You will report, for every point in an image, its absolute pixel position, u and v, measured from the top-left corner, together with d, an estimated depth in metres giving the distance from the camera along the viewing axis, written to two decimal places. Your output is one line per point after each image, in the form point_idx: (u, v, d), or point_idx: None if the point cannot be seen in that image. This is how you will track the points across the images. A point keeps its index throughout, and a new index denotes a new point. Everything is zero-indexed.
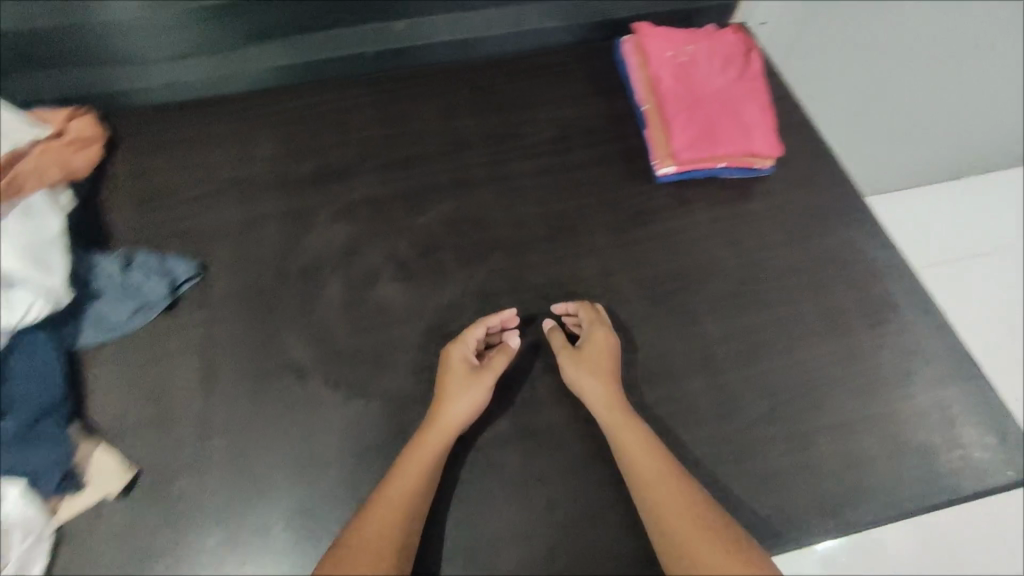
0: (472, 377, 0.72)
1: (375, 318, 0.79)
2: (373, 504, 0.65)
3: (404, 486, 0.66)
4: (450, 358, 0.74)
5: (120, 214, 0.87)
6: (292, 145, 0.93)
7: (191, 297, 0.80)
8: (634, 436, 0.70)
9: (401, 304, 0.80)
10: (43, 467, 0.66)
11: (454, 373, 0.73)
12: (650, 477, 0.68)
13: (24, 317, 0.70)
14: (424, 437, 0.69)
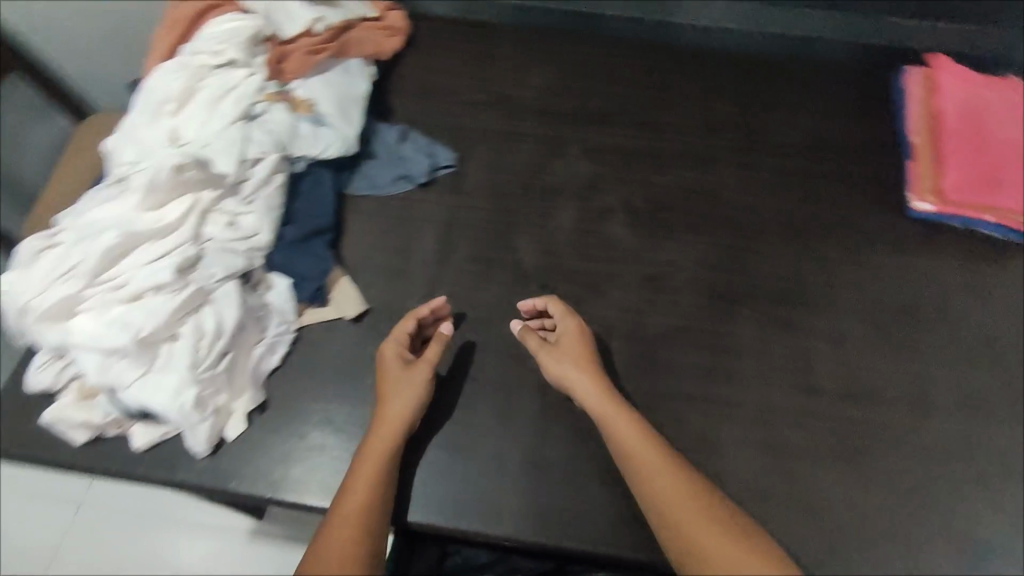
0: (405, 372, 0.70)
1: (602, 248, 0.87)
2: (341, 506, 0.61)
3: (364, 483, 0.63)
4: (384, 354, 0.71)
5: (403, 97, 0.98)
6: (559, 82, 1.01)
7: (445, 182, 0.90)
8: (611, 419, 0.67)
9: (627, 241, 0.87)
10: (307, 274, 0.77)
11: (389, 370, 0.70)
12: (646, 480, 0.64)
13: (322, 152, 0.82)
14: (375, 439, 0.66)
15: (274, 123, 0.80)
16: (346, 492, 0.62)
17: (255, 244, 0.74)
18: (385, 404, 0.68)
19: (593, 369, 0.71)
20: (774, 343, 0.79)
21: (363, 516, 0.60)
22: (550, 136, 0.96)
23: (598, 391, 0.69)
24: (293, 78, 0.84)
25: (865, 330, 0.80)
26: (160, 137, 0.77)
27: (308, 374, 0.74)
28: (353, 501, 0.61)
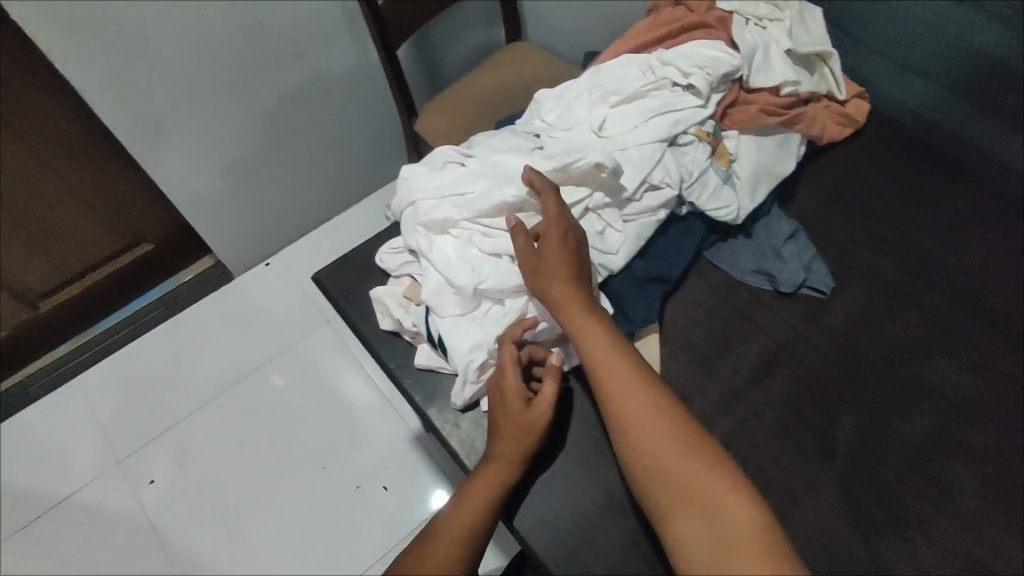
0: (528, 415, 0.65)
1: (938, 487, 0.67)
2: (440, 530, 0.62)
3: (469, 513, 0.63)
4: (505, 385, 0.66)
5: (814, 191, 0.88)
6: (1004, 273, 0.80)
7: (803, 302, 0.79)
8: (584, 336, 0.64)
9: (974, 501, 0.67)
10: (627, 313, 0.75)
11: (508, 408, 0.66)
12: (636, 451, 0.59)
13: (715, 207, 0.77)
14: (477, 478, 0.65)
15: (691, 161, 0.77)
16: (450, 512, 0.63)
17: (608, 264, 0.73)
18: (498, 439, 0.66)
19: (571, 274, 0.66)
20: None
21: (462, 547, 0.61)
22: (950, 324, 0.78)
23: (570, 298, 0.65)
24: (732, 126, 0.81)
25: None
26: (592, 120, 0.79)
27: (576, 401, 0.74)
28: (455, 526, 0.62)
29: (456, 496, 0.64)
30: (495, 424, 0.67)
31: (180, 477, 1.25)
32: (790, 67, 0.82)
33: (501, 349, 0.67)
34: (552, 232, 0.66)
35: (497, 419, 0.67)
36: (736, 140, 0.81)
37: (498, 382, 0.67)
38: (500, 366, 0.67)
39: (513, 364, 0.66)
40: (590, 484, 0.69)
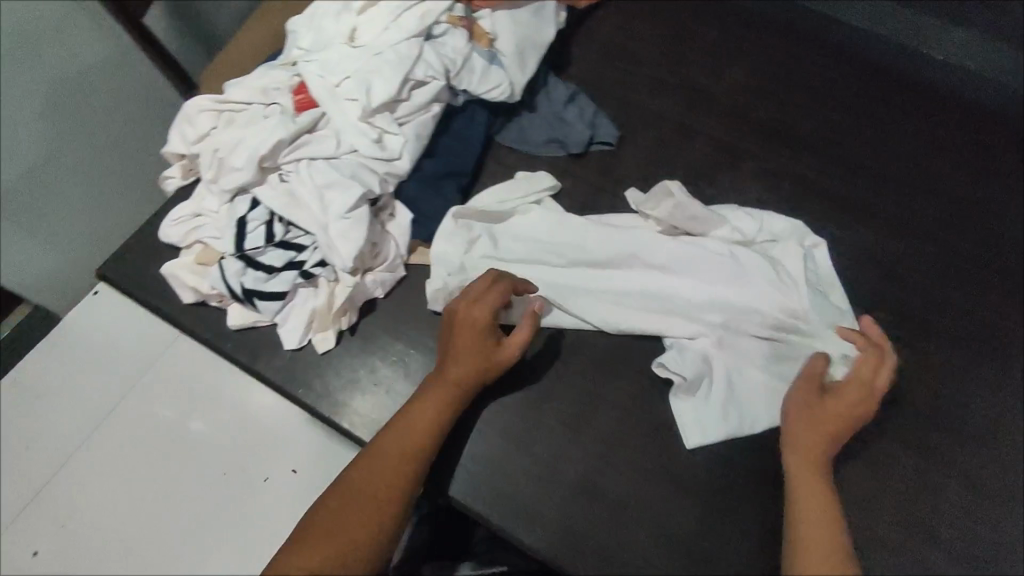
0: (830, 401, 0.61)
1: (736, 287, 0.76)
2: (380, 451, 0.60)
3: (418, 433, 0.61)
4: (469, 312, 0.64)
5: (586, 52, 0.90)
6: (763, 84, 0.88)
7: (596, 157, 0.83)
8: (805, 459, 0.60)
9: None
10: (428, 214, 0.75)
11: (813, 410, 0.61)
12: (796, 442, 0.61)
13: (487, 91, 0.78)
14: (428, 400, 0.63)
15: (451, 49, 0.76)
16: (397, 432, 0.62)
17: (394, 170, 0.72)
18: (452, 360, 0.64)
19: (855, 412, 0.61)
20: (902, 463, 0.68)
21: (410, 472, 0.60)
22: (730, 143, 0.84)
23: (828, 427, 0.60)
24: (482, 6, 0.80)
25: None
26: (341, 33, 0.76)
27: (409, 313, 0.74)
28: (399, 449, 0.61)
29: (408, 415, 0.63)
30: (449, 339, 0.65)
31: (17, 535, 0.70)
32: None
33: (500, 277, 0.67)
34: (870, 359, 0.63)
35: (453, 328, 0.65)
36: (492, 17, 0.81)
37: (462, 306, 0.65)
38: (485, 282, 0.66)
39: (490, 308, 0.64)
40: None
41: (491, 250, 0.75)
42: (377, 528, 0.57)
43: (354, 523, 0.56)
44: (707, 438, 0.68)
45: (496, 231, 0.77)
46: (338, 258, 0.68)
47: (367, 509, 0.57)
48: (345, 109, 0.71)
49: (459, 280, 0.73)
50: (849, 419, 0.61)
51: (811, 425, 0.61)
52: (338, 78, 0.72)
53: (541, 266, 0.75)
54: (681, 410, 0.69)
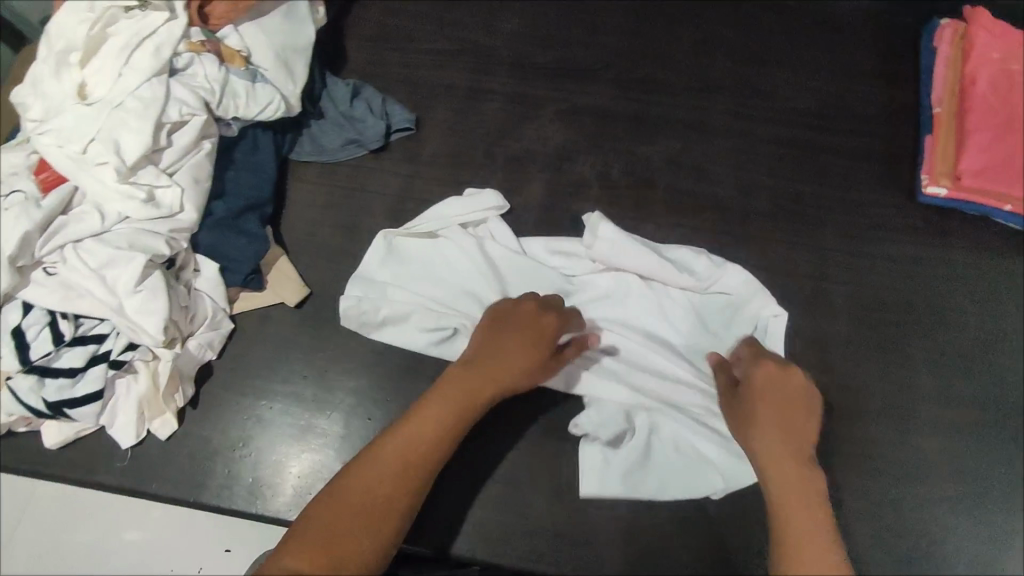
0: (783, 418, 0.55)
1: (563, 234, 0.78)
2: (355, 472, 0.52)
3: (443, 416, 0.57)
4: (525, 311, 0.63)
5: (359, 43, 0.87)
6: (540, 28, 0.88)
7: (399, 146, 0.81)
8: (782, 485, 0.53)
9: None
10: (236, 258, 0.69)
11: (753, 425, 0.56)
12: (750, 436, 0.56)
13: (260, 113, 0.73)
14: (451, 400, 0.57)
15: (204, 78, 0.69)
16: (424, 412, 0.57)
17: (179, 225, 0.66)
18: (498, 353, 0.60)
19: (783, 418, 0.55)
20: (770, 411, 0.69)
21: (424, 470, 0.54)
22: (523, 94, 0.84)
23: (777, 438, 0.55)
24: (221, 23, 0.72)
25: (860, 327, 0.73)
26: (66, 91, 0.65)
27: (248, 366, 0.70)
28: (421, 433, 0.56)
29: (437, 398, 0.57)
30: (501, 327, 0.62)
31: None
32: None
33: (551, 290, 0.66)
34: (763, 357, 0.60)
35: (505, 320, 0.62)
36: (238, 33, 0.74)
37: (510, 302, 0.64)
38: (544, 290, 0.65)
39: (560, 323, 0.63)
40: (300, 426, 0.68)
41: (402, 268, 0.72)
42: (385, 535, 0.51)
43: (356, 534, 0.49)
44: (606, 489, 0.67)
45: (409, 255, 0.72)
46: (145, 337, 0.62)
47: (372, 518, 0.50)
48: (100, 176, 0.63)
49: (372, 303, 0.69)
50: (806, 404, 0.57)
51: (766, 420, 0.56)
52: (81, 144, 0.63)
53: (448, 290, 0.71)
54: (587, 454, 0.67)
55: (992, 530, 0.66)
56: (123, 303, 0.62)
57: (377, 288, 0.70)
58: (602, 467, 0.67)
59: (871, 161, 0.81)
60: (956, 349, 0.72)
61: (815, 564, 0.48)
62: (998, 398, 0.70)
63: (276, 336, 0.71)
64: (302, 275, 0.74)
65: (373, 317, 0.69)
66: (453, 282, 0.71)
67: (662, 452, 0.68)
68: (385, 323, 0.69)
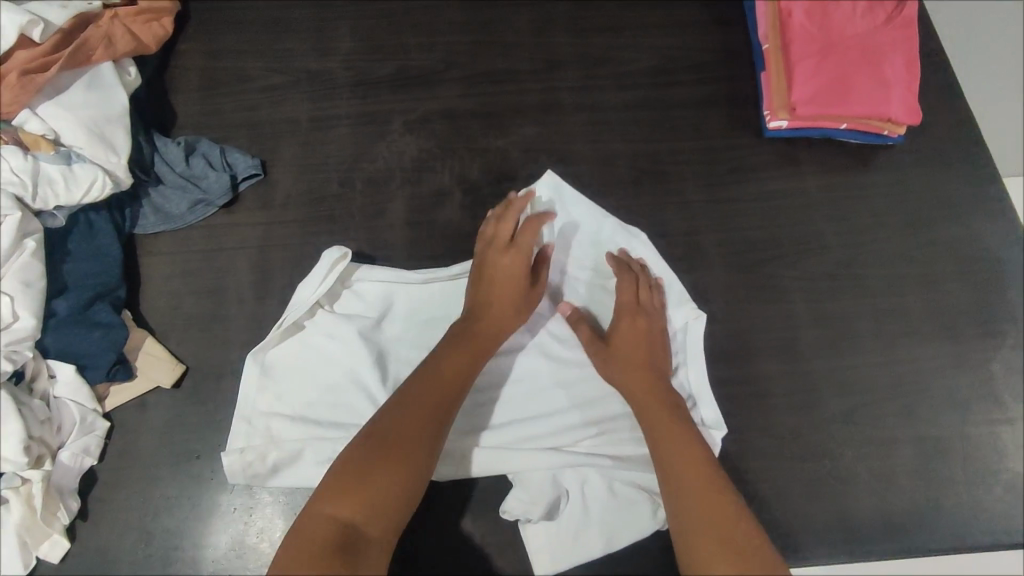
0: (678, 423, 0.63)
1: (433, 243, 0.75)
2: (323, 496, 0.53)
3: (452, 363, 0.63)
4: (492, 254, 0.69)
5: (186, 95, 0.82)
6: (374, 42, 0.86)
7: (250, 195, 0.78)
8: (683, 487, 0.58)
9: (468, 226, 0.78)
10: (94, 354, 0.65)
11: (665, 424, 0.63)
12: (613, 377, 0.67)
13: (87, 194, 0.68)
14: (424, 398, 0.59)
15: (9, 172, 0.64)
16: (387, 425, 0.57)
17: (16, 335, 0.61)
18: (483, 302, 0.67)
19: (674, 410, 0.64)
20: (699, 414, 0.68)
21: (439, 420, 0.59)
22: (370, 112, 0.82)
23: (677, 433, 0.62)
24: (15, 109, 0.66)
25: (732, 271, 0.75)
26: None
27: (135, 462, 0.66)
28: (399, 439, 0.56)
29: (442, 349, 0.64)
30: (487, 276, 0.69)
31: None
32: (12, 9, 0.66)
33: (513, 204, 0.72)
34: (627, 311, 0.69)
35: (483, 271, 0.69)
36: (39, 116, 0.68)
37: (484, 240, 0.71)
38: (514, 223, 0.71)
39: (524, 248, 0.69)
40: (204, 509, 0.65)
41: (279, 399, 0.67)
42: (413, 484, 0.55)
43: (386, 480, 0.54)
44: (560, 564, 0.64)
45: (285, 371, 0.68)
46: (6, 464, 0.57)
47: (401, 463, 0.55)
48: None
49: (257, 452, 0.64)
50: (649, 338, 0.69)
51: (626, 367, 0.66)
52: None
53: (338, 400, 0.67)
54: (530, 534, 0.65)
55: (889, 431, 0.69)
56: None
57: (263, 432, 0.66)
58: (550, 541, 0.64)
59: (716, 107, 0.84)
60: (824, 271, 0.75)
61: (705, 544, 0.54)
62: (870, 308, 0.74)
63: (158, 423, 0.67)
64: (175, 352, 0.71)
65: (262, 467, 0.64)
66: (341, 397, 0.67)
67: (605, 500, 0.66)
68: (276, 469, 0.64)
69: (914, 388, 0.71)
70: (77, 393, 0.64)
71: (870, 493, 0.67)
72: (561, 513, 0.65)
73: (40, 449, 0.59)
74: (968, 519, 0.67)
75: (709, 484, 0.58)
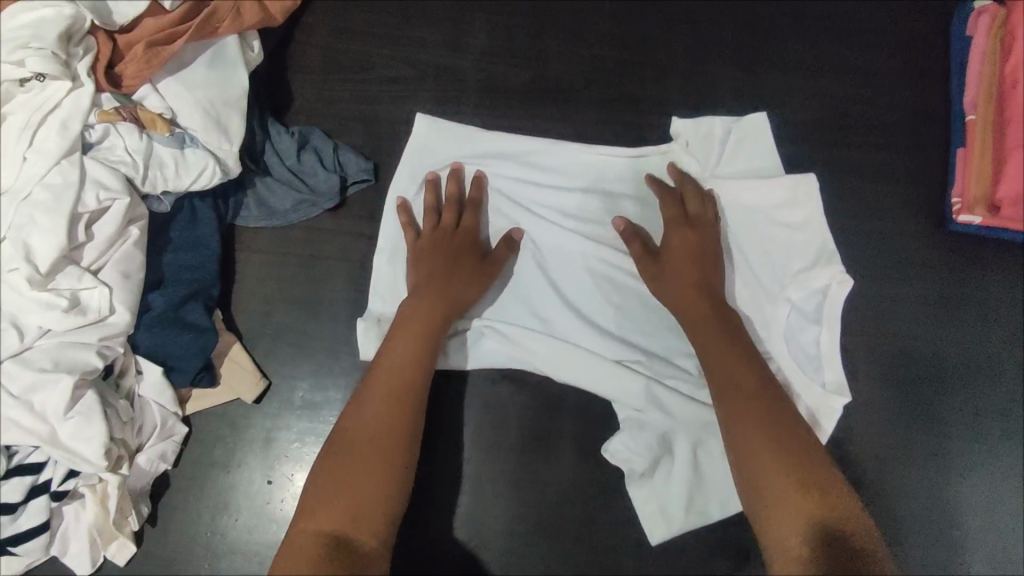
0: (722, 312, 0.63)
1: (557, 145, 0.73)
2: (300, 517, 0.54)
3: (403, 351, 0.61)
4: (437, 245, 0.67)
5: (305, 78, 0.76)
6: (511, 42, 0.76)
7: (358, 201, 0.72)
8: (731, 403, 0.58)
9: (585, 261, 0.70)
10: (182, 357, 0.62)
11: (715, 321, 0.63)
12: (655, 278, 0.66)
13: (195, 182, 0.65)
14: (380, 394, 0.59)
15: (124, 151, 0.61)
16: (346, 439, 0.58)
17: (109, 331, 0.58)
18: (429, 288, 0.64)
19: (715, 300, 0.64)
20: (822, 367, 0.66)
21: (402, 415, 0.58)
22: (497, 124, 0.75)
23: (723, 337, 0.62)
24: (136, 84, 0.63)
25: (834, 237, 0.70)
26: None
27: (209, 475, 0.63)
28: (361, 448, 0.57)
29: (391, 343, 0.62)
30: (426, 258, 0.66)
31: None
32: None
33: (434, 183, 0.70)
34: (675, 222, 0.68)
35: (425, 255, 0.66)
36: (159, 92, 0.65)
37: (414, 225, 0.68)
38: (453, 205, 0.69)
39: (468, 223, 0.68)
40: (272, 539, 0.62)
41: None
42: (394, 474, 0.56)
43: (368, 486, 0.55)
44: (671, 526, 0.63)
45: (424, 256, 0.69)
46: (86, 464, 0.56)
47: (374, 469, 0.56)
48: (15, 285, 0.56)
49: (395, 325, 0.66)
50: (707, 241, 0.67)
51: (674, 278, 0.65)
52: None
53: None
54: (639, 493, 0.64)
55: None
56: (55, 431, 0.55)
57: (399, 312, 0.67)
58: (658, 496, 0.64)
59: (894, 180, 0.71)
60: (985, 403, 0.67)
61: (761, 459, 0.55)
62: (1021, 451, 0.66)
63: (236, 437, 0.64)
64: (259, 363, 0.67)
65: None
66: None
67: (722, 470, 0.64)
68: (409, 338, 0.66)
69: None
70: (161, 396, 0.61)
71: None
72: (674, 474, 0.64)
73: (121, 450, 0.58)
74: None
75: (747, 374, 0.60)
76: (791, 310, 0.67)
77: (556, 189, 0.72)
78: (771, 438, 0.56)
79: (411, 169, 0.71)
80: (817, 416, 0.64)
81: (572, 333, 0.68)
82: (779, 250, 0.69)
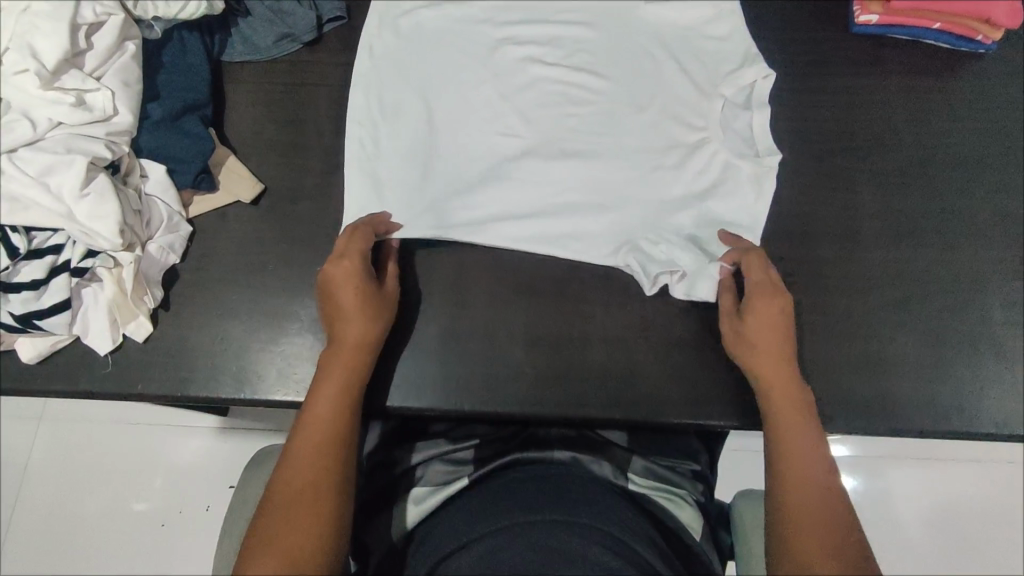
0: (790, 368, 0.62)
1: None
2: (251, 557, 0.53)
3: (333, 390, 0.60)
4: (331, 279, 0.63)
5: None
6: None
7: (333, 37, 0.79)
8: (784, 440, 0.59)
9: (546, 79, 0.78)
10: (184, 159, 0.69)
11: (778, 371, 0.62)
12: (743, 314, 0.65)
13: (184, 10, 0.69)
14: (309, 442, 0.58)
15: None
16: (285, 487, 0.56)
17: (116, 128, 0.64)
18: (344, 327, 0.62)
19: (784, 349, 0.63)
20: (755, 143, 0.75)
21: (334, 468, 0.57)
22: None
23: (784, 387, 0.61)
24: None
25: (758, 45, 0.80)
26: None
27: (214, 266, 0.70)
28: (302, 496, 0.56)
29: (318, 385, 0.61)
30: (328, 292, 0.64)
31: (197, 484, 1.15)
32: None
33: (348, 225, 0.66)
34: (762, 281, 0.65)
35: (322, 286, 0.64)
36: None
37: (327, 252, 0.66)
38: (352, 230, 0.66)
39: (357, 252, 0.64)
40: (275, 314, 0.69)
41: (395, 116, 0.75)
42: (333, 522, 0.56)
43: (305, 534, 0.54)
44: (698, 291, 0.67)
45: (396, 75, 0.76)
46: (101, 241, 0.61)
47: (312, 516, 0.55)
48: (21, 85, 0.60)
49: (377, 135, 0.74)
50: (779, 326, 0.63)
51: (761, 325, 0.63)
52: None
53: (432, 97, 0.76)
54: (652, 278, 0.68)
55: (936, 325, 0.70)
56: (71, 214, 0.61)
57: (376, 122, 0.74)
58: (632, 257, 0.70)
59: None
60: (898, 168, 0.75)
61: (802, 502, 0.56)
62: (936, 208, 0.74)
63: (236, 233, 0.71)
64: (254, 174, 0.74)
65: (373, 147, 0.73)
66: (431, 96, 0.76)
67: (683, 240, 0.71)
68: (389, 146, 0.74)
69: (971, 288, 0.71)
70: (166, 193, 0.67)
71: (915, 378, 0.68)
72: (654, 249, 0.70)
73: (132, 238, 0.63)
74: (1006, 411, 0.69)
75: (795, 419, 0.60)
76: (725, 104, 0.76)
77: (512, 22, 0.80)
78: (802, 484, 0.57)
79: (380, 8, 0.78)
80: (759, 179, 0.73)
81: (533, 137, 0.75)
82: (709, 60, 0.79)
